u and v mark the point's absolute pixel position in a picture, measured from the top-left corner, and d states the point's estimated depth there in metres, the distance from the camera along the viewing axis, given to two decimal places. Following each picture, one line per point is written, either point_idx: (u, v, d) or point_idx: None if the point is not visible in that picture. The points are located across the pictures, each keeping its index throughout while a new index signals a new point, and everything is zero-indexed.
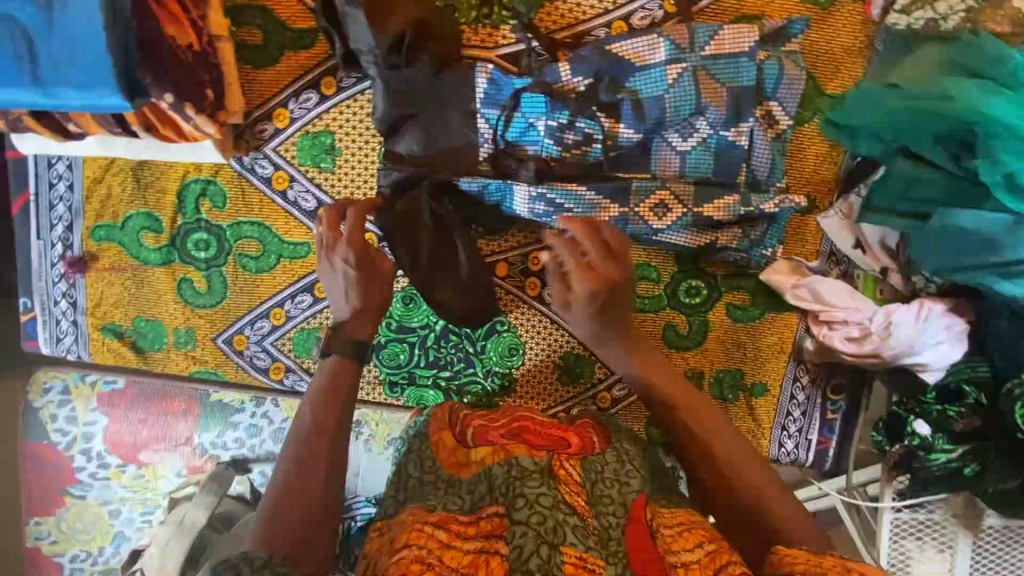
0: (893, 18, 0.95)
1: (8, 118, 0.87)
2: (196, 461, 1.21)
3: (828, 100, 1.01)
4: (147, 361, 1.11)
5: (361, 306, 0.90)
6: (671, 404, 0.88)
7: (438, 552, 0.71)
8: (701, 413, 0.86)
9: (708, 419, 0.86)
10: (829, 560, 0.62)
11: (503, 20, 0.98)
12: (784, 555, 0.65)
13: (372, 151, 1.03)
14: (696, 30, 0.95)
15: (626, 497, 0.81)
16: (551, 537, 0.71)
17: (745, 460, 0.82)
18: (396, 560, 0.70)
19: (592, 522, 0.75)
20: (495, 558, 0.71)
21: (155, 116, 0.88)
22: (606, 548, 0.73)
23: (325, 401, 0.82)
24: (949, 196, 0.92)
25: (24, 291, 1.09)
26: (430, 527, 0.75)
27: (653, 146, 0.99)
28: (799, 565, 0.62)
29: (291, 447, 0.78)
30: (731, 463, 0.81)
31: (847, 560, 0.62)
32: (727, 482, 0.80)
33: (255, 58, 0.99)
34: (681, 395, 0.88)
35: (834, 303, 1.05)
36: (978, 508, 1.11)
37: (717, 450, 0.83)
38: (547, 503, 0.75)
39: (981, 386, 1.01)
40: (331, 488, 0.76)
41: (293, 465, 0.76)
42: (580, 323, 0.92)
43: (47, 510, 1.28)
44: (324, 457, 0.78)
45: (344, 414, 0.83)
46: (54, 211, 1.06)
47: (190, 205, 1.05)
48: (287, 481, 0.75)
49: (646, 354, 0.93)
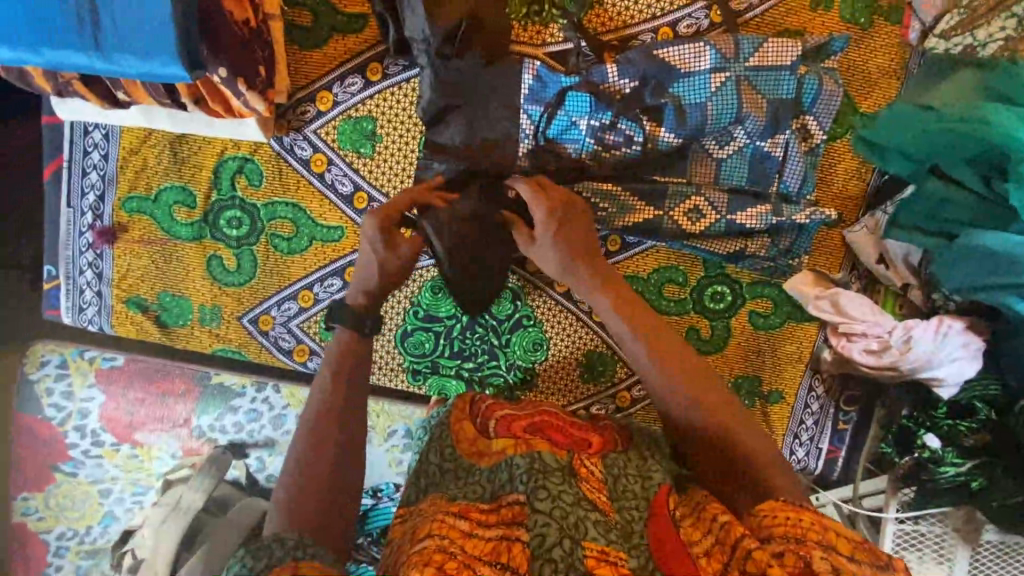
0: (933, 42, 0.99)
1: (56, 81, 0.88)
2: (193, 443, 1.33)
3: (861, 118, 1.04)
4: (169, 336, 1.11)
5: (369, 285, 0.91)
6: (667, 370, 0.86)
7: (459, 541, 0.69)
8: (695, 376, 0.86)
9: (705, 386, 0.85)
10: (807, 518, 0.67)
11: (553, 18, 0.99)
12: (765, 515, 0.69)
13: (413, 139, 1.04)
14: (741, 41, 0.97)
15: (648, 492, 0.79)
16: (573, 532, 0.68)
17: (738, 422, 0.83)
18: (418, 550, 0.68)
19: (615, 517, 0.73)
20: (517, 546, 0.69)
21: (206, 90, 0.90)
22: (629, 541, 0.70)
23: (329, 383, 0.83)
24: (978, 218, 0.96)
25: (49, 259, 1.09)
26: (452, 518, 0.73)
27: (690, 151, 1.01)
28: (776, 529, 0.67)
29: (300, 436, 0.79)
30: (725, 427, 0.82)
31: (822, 517, 0.68)
32: (718, 445, 0.81)
33: (303, 40, 0.99)
34: (676, 362, 0.87)
35: (855, 316, 1.07)
36: (977, 522, 1.12)
37: (714, 415, 0.83)
38: (569, 500, 0.72)
39: (993, 404, 1.06)
40: (343, 472, 0.77)
41: (304, 454, 0.77)
42: (546, 254, 0.94)
43: (37, 488, 1.33)
44: (333, 441, 0.79)
45: (352, 393, 0.83)
46: (87, 180, 1.06)
47: (226, 181, 1.05)
48: (299, 471, 0.76)
49: (641, 317, 0.91)
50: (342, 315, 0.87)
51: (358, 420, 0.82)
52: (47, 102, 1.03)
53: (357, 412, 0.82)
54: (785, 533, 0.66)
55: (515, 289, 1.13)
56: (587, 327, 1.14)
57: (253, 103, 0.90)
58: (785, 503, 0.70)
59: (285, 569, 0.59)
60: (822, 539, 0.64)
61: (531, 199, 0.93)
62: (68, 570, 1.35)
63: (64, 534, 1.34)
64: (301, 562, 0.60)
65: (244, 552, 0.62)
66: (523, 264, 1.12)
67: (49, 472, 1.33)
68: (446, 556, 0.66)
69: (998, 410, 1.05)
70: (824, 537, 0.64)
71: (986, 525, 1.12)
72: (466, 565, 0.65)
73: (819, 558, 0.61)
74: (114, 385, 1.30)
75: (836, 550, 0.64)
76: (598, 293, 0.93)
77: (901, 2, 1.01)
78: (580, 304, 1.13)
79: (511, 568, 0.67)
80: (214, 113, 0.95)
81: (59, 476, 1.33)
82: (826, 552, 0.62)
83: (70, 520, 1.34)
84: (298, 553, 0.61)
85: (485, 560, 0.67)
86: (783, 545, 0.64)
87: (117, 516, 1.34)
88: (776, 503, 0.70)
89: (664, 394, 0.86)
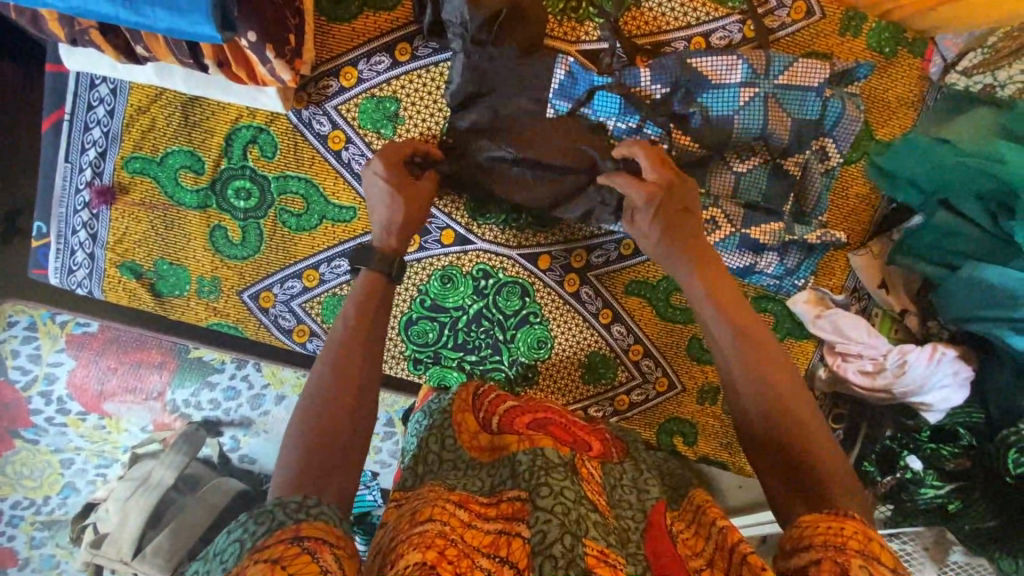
0: (954, 78, 1.05)
1: (71, 29, 0.84)
2: (166, 417, 1.27)
3: (876, 145, 1.08)
4: (163, 306, 1.07)
5: (395, 222, 0.86)
6: (745, 362, 0.75)
7: (459, 530, 0.66)
8: (777, 379, 0.74)
9: (788, 387, 0.74)
10: (850, 526, 0.60)
11: (589, 16, 0.99)
12: (805, 525, 0.62)
13: (435, 125, 1.02)
14: (773, 58, 0.97)
15: (644, 504, 0.78)
16: (574, 528, 0.65)
17: (814, 433, 0.71)
18: (418, 532, 0.65)
19: (613, 522, 0.71)
20: (516, 542, 0.66)
21: (231, 53, 0.87)
22: (626, 548, 0.68)
23: (352, 323, 0.77)
24: (981, 252, 0.99)
25: (41, 216, 1.04)
26: (451, 506, 0.70)
27: (711, 163, 1.02)
28: (816, 538, 0.60)
29: (315, 384, 0.73)
30: (789, 412, 0.72)
31: (867, 527, 0.61)
32: (787, 450, 0.70)
33: (331, 12, 0.97)
34: (765, 360, 0.75)
35: (852, 338, 1.10)
36: (946, 542, 1.13)
37: (792, 416, 0.72)
38: (571, 497, 0.68)
39: (972, 429, 1.08)
40: (358, 422, 0.72)
41: (317, 403, 0.71)
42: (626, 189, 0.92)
43: None
44: (349, 393, 0.73)
45: (373, 337, 0.77)
46: (89, 135, 1.01)
47: (238, 150, 1.01)
48: (313, 418, 0.70)
49: (738, 312, 0.79)
50: (368, 259, 0.82)
51: (375, 369, 0.76)
52: (52, 50, 0.97)
53: (374, 369, 0.76)
54: (824, 541, 0.59)
55: (525, 285, 1.12)
56: (593, 329, 1.15)
57: (279, 72, 0.89)
58: (826, 514, 0.63)
59: (287, 532, 0.57)
60: (863, 549, 0.57)
61: (631, 149, 0.92)
62: (20, 541, 1.26)
63: (19, 502, 1.26)
64: (304, 524, 0.58)
65: (246, 517, 0.60)
66: (534, 261, 1.12)
67: (8, 437, 1.26)
68: (446, 542, 0.63)
69: (980, 437, 1.08)
70: (867, 548, 0.57)
71: (955, 546, 1.13)
72: (465, 555, 0.63)
73: (859, 567, 0.55)
74: (85, 350, 1.24)
75: (878, 561, 0.56)
76: (690, 273, 0.84)
77: (924, 37, 1.05)
78: (588, 305, 1.14)
79: (510, 564, 0.64)
80: (235, 79, 0.91)
81: (19, 443, 1.26)
82: (865, 560, 0.56)
83: (27, 489, 1.26)
84: (300, 516, 0.59)
85: (483, 551, 0.65)
86: (819, 552, 0.58)
87: (77, 487, 1.26)
88: (818, 514, 0.64)
89: (737, 390, 0.75)
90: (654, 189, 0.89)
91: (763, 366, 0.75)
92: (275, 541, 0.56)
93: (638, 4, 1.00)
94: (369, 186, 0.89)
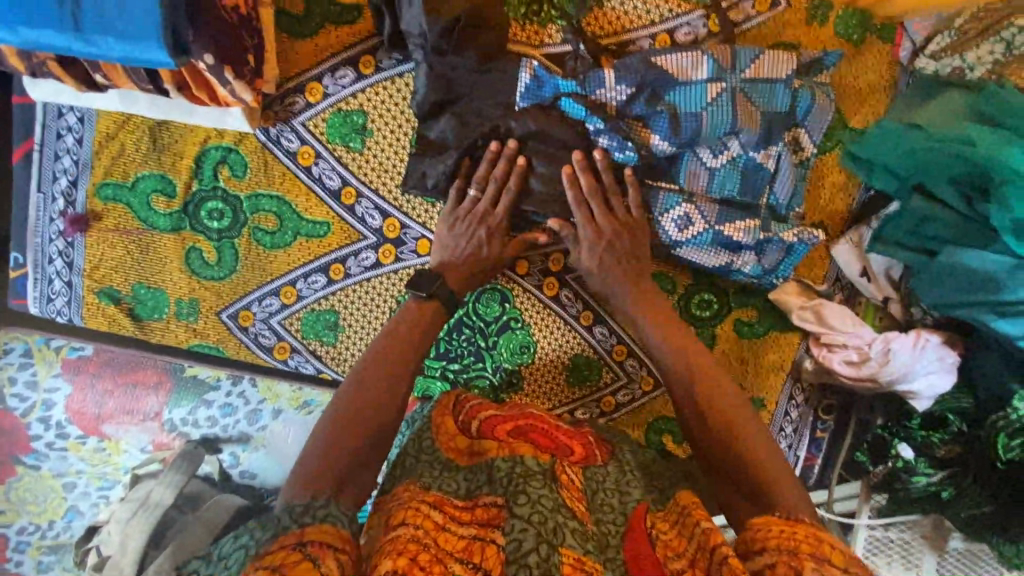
0: (922, 63, 1.03)
1: (30, 61, 0.85)
2: (163, 437, 1.27)
3: (850, 132, 1.07)
4: (143, 329, 1.07)
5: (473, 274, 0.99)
6: (693, 389, 0.89)
7: (433, 534, 0.66)
8: (723, 403, 0.87)
9: (728, 403, 0.87)
10: (801, 531, 0.66)
11: (551, 19, 0.97)
12: (759, 529, 0.69)
13: (404, 136, 1.01)
14: (739, 52, 0.97)
15: (626, 506, 0.77)
16: (551, 537, 0.65)
17: (756, 441, 0.82)
18: (391, 538, 0.65)
19: (591, 528, 0.70)
20: (491, 549, 0.66)
21: (190, 78, 0.87)
22: (604, 553, 0.68)
23: (391, 348, 0.90)
24: (958, 236, 0.97)
25: (17, 247, 1.05)
26: (427, 507, 0.70)
27: (683, 160, 1.00)
28: (769, 541, 0.66)
29: (350, 391, 0.85)
30: (734, 430, 0.84)
31: (818, 529, 0.66)
32: (737, 462, 0.81)
33: (292, 28, 0.97)
34: (704, 378, 0.90)
35: (837, 328, 1.09)
36: (944, 529, 1.15)
37: (735, 427, 0.84)
38: (549, 505, 0.68)
39: (963, 416, 1.07)
40: (382, 433, 0.83)
41: (350, 408, 0.83)
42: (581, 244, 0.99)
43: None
44: (383, 413, 0.84)
45: (407, 362, 0.90)
46: (60, 164, 1.01)
47: (208, 171, 1.01)
48: (343, 420, 0.81)
49: (682, 338, 0.95)
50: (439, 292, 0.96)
51: (404, 390, 0.88)
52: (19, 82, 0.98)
53: (403, 390, 0.88)
54: (777, 544, 0.65)
55: (504, 290, 1.12)
56: (574, 332, 1.14)
57: (241, 92, 0.88)
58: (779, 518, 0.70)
59: (290, 538, 0.62)
60: (813, 551, 0.63)
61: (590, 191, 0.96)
62: (28, 566, 1.27)
63: (25, 528, 1.27)
64: (309, 529, 0.63)
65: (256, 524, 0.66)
66: (513, 267, 1.12)
67: (10, 464, 1.27)
68: (419, 547, 0.63)
69: (970, 423, 1.06)
70: (817, 551, 0.63)
71: (952, 534, 1.15)
72: (437, 560, 0.62)
73: (811, 570, 0.60)
74: (81, 373, 1.25)
75: (828, 562, 0.62)
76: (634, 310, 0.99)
77: (893, 22, 1.05)
78: (568, 308, 1.13)
79: (484, 569, 0.64)
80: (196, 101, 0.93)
81: (21, 469, 1.27)
82: (817, 563, 0.61)
83: (32, 514, 1.27)
84: (304, 520, 0.64)
85: (457, 556, 0.64)
86: (774, 556, 0.64)
87: (81, 510, 1.26)
88: (772, 517, 0.70)
89: (682, 411, 0.90)
90: (606, 237, 0.97)
91: (702, 399, 0.88)
92: (279, 546, 0.61)
93: (601, 4, 0.99)
94: (449, 240, 0.98)
